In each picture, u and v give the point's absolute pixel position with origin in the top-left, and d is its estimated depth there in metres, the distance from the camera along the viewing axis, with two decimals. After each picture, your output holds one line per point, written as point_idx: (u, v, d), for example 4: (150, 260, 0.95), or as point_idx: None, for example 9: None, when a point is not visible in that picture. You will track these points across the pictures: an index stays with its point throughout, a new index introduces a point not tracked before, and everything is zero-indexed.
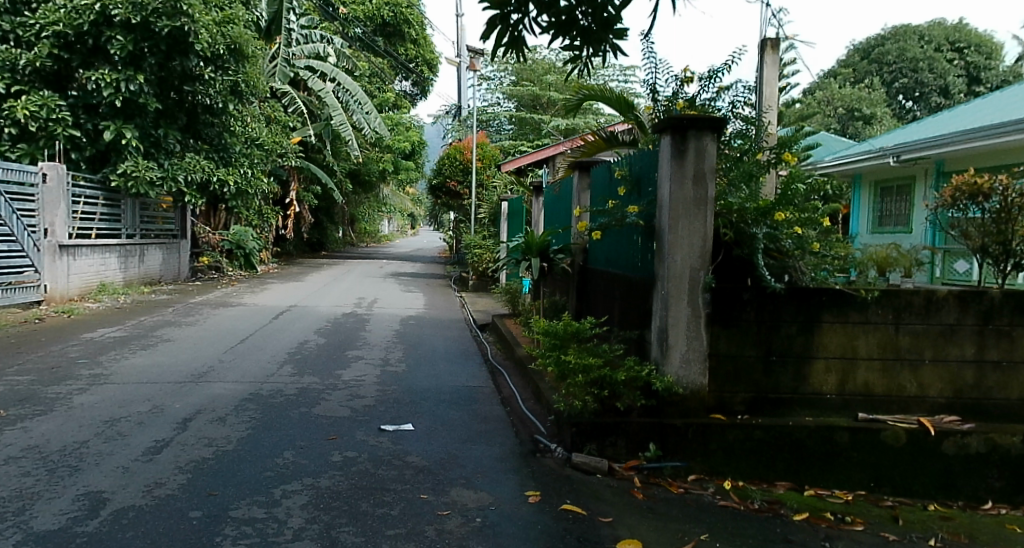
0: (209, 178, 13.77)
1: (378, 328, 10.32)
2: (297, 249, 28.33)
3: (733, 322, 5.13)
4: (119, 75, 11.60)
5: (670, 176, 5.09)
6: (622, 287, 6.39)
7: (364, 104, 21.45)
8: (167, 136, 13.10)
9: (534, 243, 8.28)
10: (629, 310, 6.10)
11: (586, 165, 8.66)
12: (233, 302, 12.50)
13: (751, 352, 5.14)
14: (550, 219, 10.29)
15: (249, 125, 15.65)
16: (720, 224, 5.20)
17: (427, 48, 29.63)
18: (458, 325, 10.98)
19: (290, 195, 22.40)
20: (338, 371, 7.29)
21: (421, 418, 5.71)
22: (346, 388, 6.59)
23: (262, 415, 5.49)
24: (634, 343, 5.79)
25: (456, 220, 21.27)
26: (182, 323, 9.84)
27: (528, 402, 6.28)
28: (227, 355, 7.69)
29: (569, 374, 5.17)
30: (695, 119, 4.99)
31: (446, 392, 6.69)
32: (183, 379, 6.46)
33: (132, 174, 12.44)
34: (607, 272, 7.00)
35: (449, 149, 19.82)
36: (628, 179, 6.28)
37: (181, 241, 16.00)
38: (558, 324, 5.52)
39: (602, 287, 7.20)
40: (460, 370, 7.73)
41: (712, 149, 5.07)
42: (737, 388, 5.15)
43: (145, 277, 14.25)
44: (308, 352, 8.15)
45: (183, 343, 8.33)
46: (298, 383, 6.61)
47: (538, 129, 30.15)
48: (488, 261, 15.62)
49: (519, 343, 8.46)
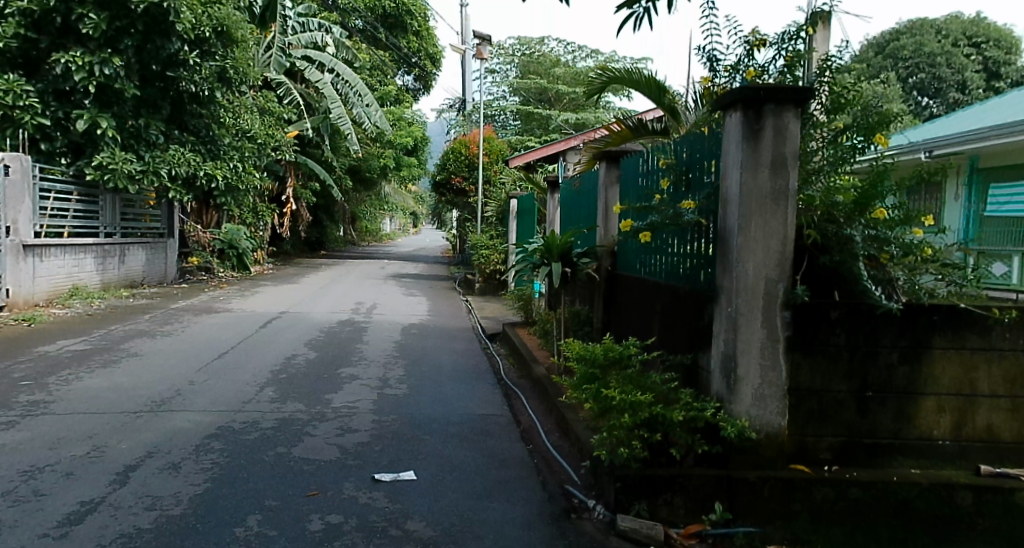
0: (194, 172, 12.70)
1: (376, 338, 9.24)
2: (294, 249, 27.22)
3: (819, 349, 4.08)
4: (92, 58, 10.54)
5: (741, 163, 4.04)
6: (670, 299, 5.36)
7: (365, 96, 20.28)
8: (148, 126, 12.12)
9: (556, 244, 7.10)
10: (679, 330, 5.06)
11: (614, 154, 7.21)
12: (219, 307, 11.44)
13: (841, 386, 4.08)
14: (569, 218, 9.25)
15: (240, 116, 14.65)
16: (801, 225, 4.16)
17: (430, 41, 28.62)
18: (466, 335, 9.94)
19: (286, 191, 21.33)
20: (328, 395, 6.23)
21: (425, 462, 4.65)
22: (336, 419, 5.53)
23: (229, 459, 4.44)
24: (686, 371, 4.76)
25: (460, 219, 20.19)
26: (158, 333, 8.79)
27: (556, 438, 5.24)
28: (200, 374, 6.64)
29: (611, 411, 4.13)
30: (774, 90, 3.95)
31: (455, 423, 5.62)
32: (140, 407, 5.40)
33: (109, 166, 11.32)
34: (651, 281, 5.95)
35: (454, 143, 18.69)
36: (679, 171, 5.22)
37: (168, 241, 14.95)
38: (595, 348, 4.47)
39: (642, 306, 6.13)
40: (470, 392, 6.68)
41: (796, 128, 4.03)
42: (823, 432, 4.10)
43: (128, 279, 13.18)
44: (295, 370, 7.10)
45: (153, 358, 7.29)
46: (277, 413, 5.55)
47: (544, 125, 29.11)
48: (497, 262, 14.60)
49: (539, 362, 7.44)
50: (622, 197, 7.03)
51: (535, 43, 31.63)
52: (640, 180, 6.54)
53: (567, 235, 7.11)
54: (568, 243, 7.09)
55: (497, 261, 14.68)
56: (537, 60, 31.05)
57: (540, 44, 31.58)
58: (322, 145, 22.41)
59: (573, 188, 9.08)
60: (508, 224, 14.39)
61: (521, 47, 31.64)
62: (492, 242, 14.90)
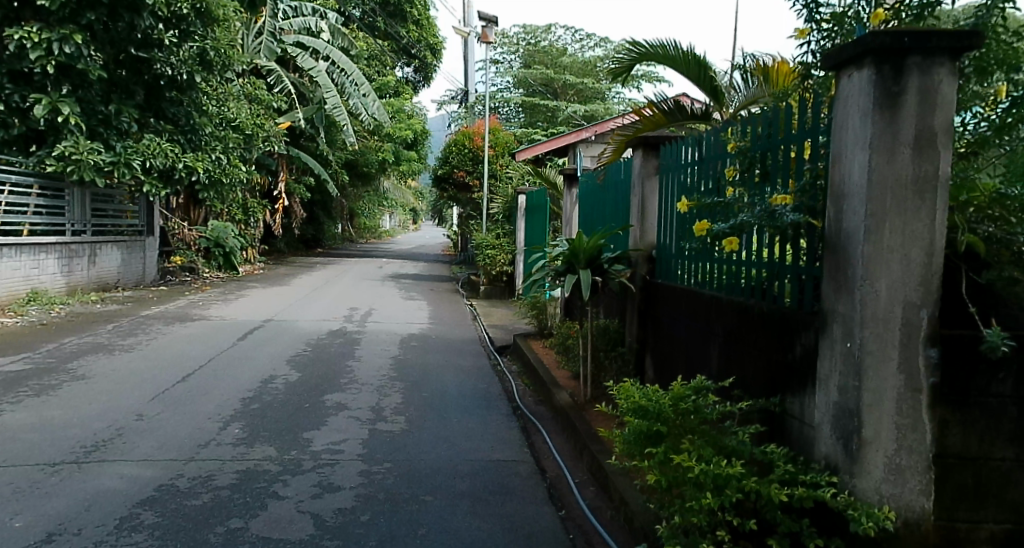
0: (173, 164, 11.52)
1: (371, 354, 8.06)
2: (288, 247, 26.07)
3: (976, 402, 2.92)
4: (50, 34, 9.35)
5: (870, 141, 2.89)
6: (740, 319, 4.25)
7: (362, 85, 19.09)
8: (119, 113, 10.94)
9: (582, 248, 5.96)
10: (752, 359, 3.97)
11: (654, 141, 6.05)
12: (195, 314, 10.28)
13: (1008, 454, 2.93)
14: (592, 217, 8.12)
15: (225, 104, 13.54)
16: (947, 227, 3.03)
17: (430, 31, 27.48)
18: (472, 348, 8.80)
19: (279, 186, 20.12)
20: (308, 434, 5.05)
21: (426, 542, 3.50)
22: (314, 471, 4.37)
23: (159, 542, 3.29)
24: (772, 420, 3.66)
25: (462, 215, 19.03)
26: (118, 348, 7.62)
27: (596, 503, 4.11)
28: (154, 403, 5.48)
29: (684, 484, 2.99)
30: (922, 35, 2.79)
31: (465, 474, 4.47)
32: (63, 456, 4.23)
33: (73, 157, 10.17)
34: (709, 295, 4.82)
35: (457, 135, 17.48)
36: (753, 157, 4.10)
37: (148, 239, 13.79)
38: (659, 397, 3.31)
39: (695, 329, 5.00)
40: (482, 429, 5.53)
41: (949, 91, 2.87)
42: (982, 517, 2.96)
43: (100, 282, 12.02)
44: (271, 398, 5.95)
45: (103, 381, 6.13)
46: (240, 463, 4.38)
47: (551, 117, 28.05)
48: (504, 263, 13.45)
49: (564, 389, 6.33)
50: (665, 192, 5.90)
51: (541, 31, 30.53)
52: (690, 173, 5.44)
53: (595, 236, 5.98)
54: (596, 247, 5.96)
55: (505, 262, 13.47)
56: (543, 50, 29.93)
57: (546, 33, 30.49)
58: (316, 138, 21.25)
59: (598, 182, 7.94)
60: (516, 221, 13.31)
61: (526, 36, 30.50)
62: (499, 241, 13.74)
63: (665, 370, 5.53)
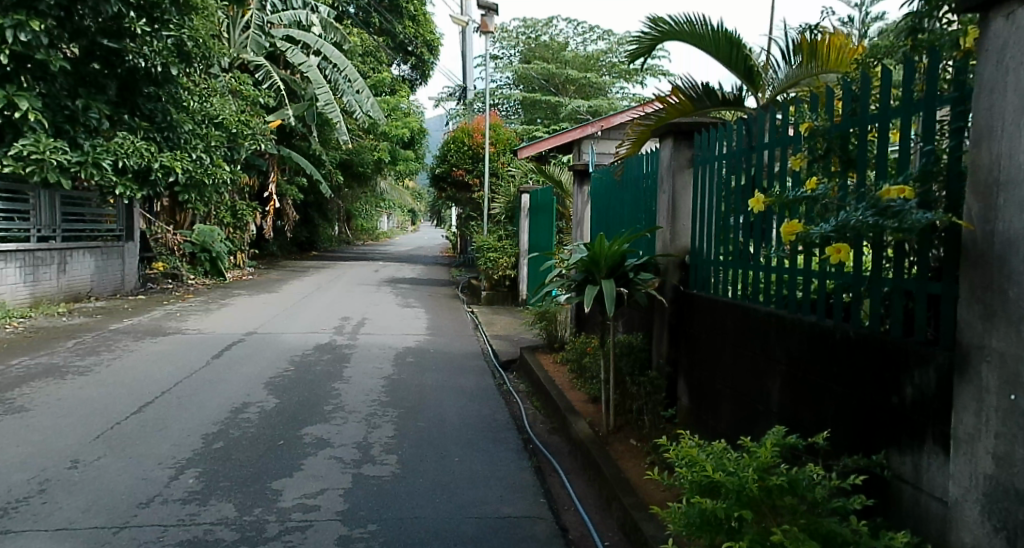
0: (150, 164, 10.67)
1: (361, 373, 7.18)
2: (281, 250, 25.19)
3: None
4: (4, 21, 8.44)
5: None
6: (817, 345, 3.36)
7: (355, 81, 18.18)
8: (88, 108, 10.05)
9: (603, 255, 5.09)
10: (835, 396, 3.14)
11: (687, 129, 5.21)
12: (170, 327, 9.39)
13: None
14: (608, 216, 7.28)
15: (207, 100, 12.69)
16: None
17: (428, 27, 26.64)
18: (475, 363, 7.93)
19: (269, 187, 19.24)
20: (277, 484, 4.16)
21: None
22: (278, 538, 3.48)
23: None
24: (874, 482, 2.81)
25: (462, 216, 18.17)
26: (73, 370, 6.74)
27: None
28: (96, 444, 4.59)
29: None
30: None
31: (469, 540, 3.59)
32: None
33: (34, 156, 9.33)
34: (768, 310, 3.94)
35: (456, 132, 16.61)
36: (833, 138, 3.24)
37: (127, 244, 12.91)
38: (735, 465, 2.45)
39: (747, 353, 4.12)
40: (488, 471, 4.66)
41: None
42: None
43: (71, 292, 11.15)
44: (240, 433, 5.07)
45: (42, 413, 5.23)
46: (185, 531, 3.48)
47: (552, 113, 27.25)
48: (506, 267, 12.59)
49: (581, 419, 5.46)
50: (704, 187, 5.07)
51: (541, 25, 29.62)
52: (737, 165, 4.60)
53: (618, 241, 5.10)
54: (620, 252, 5.09)
55: (508, 266, 12.60)
56: (543, 45, 29.05)
57: (547, 27, 29.59)
58: (308, 136, 20.40)
59: (614, 177, 7.09)
60: (519, 222, 12.45)
61: (526, 30, 29.56)
62: (501, 244, 12.90)
63: (702, 396, 4.69)
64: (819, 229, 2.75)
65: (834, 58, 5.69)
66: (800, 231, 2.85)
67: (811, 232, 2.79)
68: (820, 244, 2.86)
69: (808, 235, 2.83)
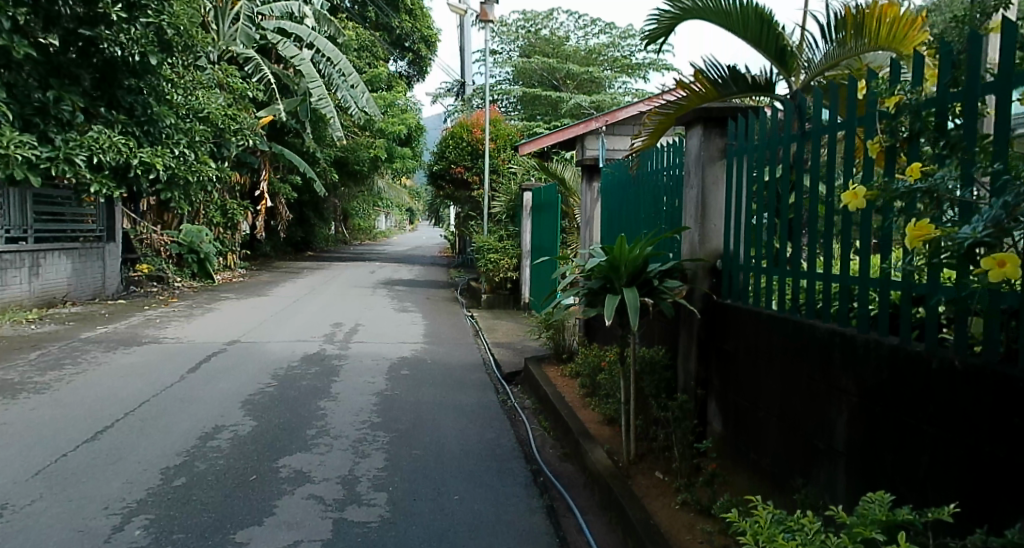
0: (128, 160, 10.11)
1: (352, 389, 6.52)
2: (274, 251, 24.53)
3: None
4: None
5: None
6: (904, 375, 2.72)
7: (349, 76, 17.40)
8: (60, 100, 9.42)
9: (624, 259, 4.43)
10: (931, 442, 2.55)
11: (720, 117, 4.53)
12: (146, 336, 8.71)
13: None
14: (622, 215, 6.60)
15: (192, 92, 11.98)
16: None
17: (425, 21, 25.95)
18: (476, 376, 7.28)
19: (261, 186, 18.56)
20: (241, 535, 3.50)
21: None
22: None
23: None
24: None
25: (461, 214, 17.52)
26: (29, 387, 6.06)
27: None
28: (33, 485, 3.91)
29: None
30: None
31: None
32: None
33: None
34: (827, 328, 3.30)
35: (454, 127, 15.96)
36: (935, 117, 2.58)
37: (109, 245, 12.23)
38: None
39: (796, 377, 3.49)
40: (492, 513, 4.00)
41: None
42: None
43: (44, 297, 10.48)
44: (208, 466, 4.40)
45: None
46: None
47: (553, 109, 26.65)
48: (508, 270, 11.93)
49: (597, 445, 4.79)
50: (738, 181, 4.42)
51: (542, 18, 28.96)
52: (780, 156, 3.96)
53: (641, 244, 4.44)
54: (643, 258, 4.44)
55: (509, 268, 11.93)
56: (543, 40, 28.41)
57: (548, 20, 28.91)
58: (302, 133, 19.76)
59: (630, 172, 6.40)
60: (521, 222, 11.78)
61: (525, 23, 28.89)
62: (502, 244, 12.23)
63: (736, 422, 4.09)
64: (966, 231, 2.06)
65: (892, 37, 5.04)
66: (939, 237, 2.19)
67: (953, 236, 2.10)
68: (958, 252, 2.18)
69: (950, 239, 2.15)
